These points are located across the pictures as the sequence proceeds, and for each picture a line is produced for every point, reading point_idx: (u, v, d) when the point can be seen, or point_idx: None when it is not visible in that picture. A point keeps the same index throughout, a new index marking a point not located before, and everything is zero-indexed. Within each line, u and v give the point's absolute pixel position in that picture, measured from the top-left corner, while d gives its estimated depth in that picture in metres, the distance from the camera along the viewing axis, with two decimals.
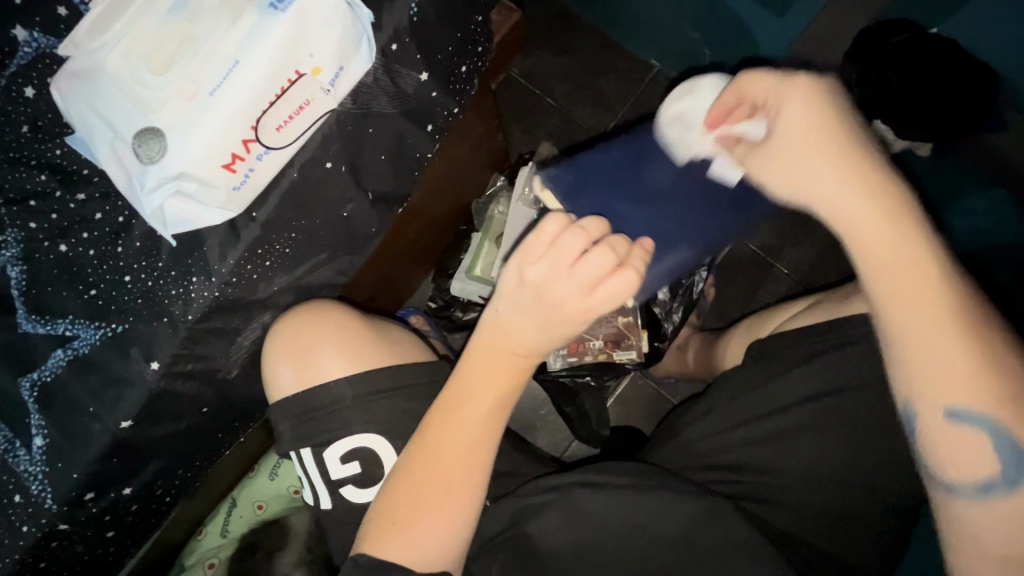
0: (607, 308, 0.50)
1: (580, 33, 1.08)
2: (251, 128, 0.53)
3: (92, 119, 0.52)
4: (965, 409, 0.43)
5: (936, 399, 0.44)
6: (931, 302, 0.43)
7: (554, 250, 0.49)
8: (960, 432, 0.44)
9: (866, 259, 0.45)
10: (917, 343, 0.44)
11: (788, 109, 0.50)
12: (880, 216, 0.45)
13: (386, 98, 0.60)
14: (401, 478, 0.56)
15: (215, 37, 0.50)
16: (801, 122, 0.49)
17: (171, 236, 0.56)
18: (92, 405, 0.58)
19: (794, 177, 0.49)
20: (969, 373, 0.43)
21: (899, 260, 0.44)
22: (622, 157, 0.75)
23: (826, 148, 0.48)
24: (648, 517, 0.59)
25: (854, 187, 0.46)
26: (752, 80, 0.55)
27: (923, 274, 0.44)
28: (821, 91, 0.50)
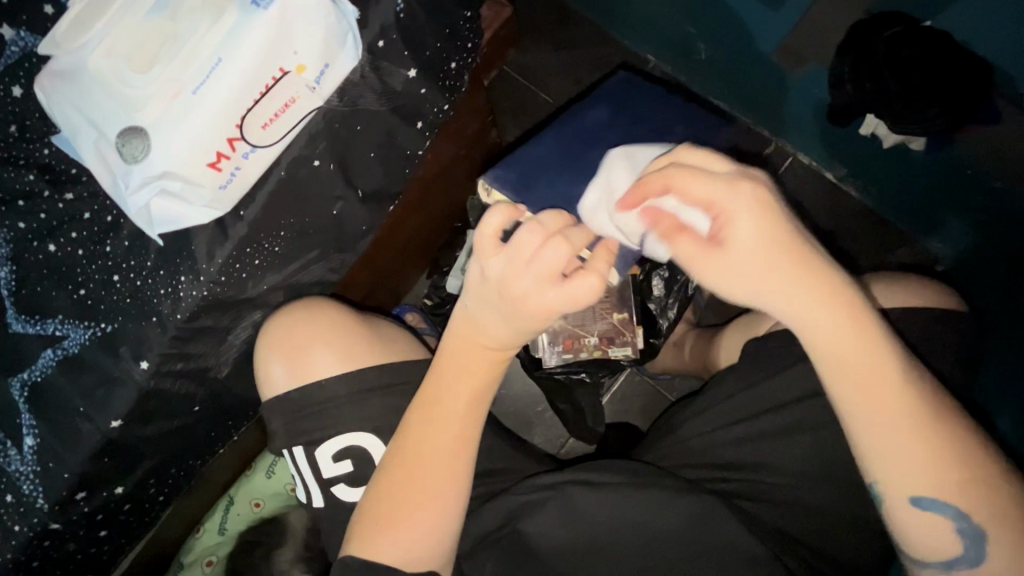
0: (571, 304, 0.48)
1: (576, 28, 1.08)
2: (235, 126, 0.52)
3: (77, 118, 0.52)
4: (932, 498, 0.46)
5: (906, 490, 0.46)
6: (888, 401, 0.45)
7: (512, 245, 0.49)
8: (926, 517, 0.46)
9: (831, 361, 0.46)
10: (880, 439, 0.46)
11: (744, 224, 0.45)
12: (853, 334, 0.46)
13: (374, 95, 0.60)
14: (385, 475, 0.57)
15: (197, 36, 0.50)
16: (759, 240, 0.44)
17: (158, 235, 0.56)
18: (82, 405, 0.58)
19: (759, 292, 0.45)
20: (922, 467, 0.45)
21: (863, 371, 0.46)
22: (563, 142, 0.75)
23: (794, 267, 0.45)
24: (644, 513, 0.59)
25: (814, 293, 0.45)
26: (686, 173, 0.48)
27: (876, 375, 0.45)
28: (771, 199, 0.46)
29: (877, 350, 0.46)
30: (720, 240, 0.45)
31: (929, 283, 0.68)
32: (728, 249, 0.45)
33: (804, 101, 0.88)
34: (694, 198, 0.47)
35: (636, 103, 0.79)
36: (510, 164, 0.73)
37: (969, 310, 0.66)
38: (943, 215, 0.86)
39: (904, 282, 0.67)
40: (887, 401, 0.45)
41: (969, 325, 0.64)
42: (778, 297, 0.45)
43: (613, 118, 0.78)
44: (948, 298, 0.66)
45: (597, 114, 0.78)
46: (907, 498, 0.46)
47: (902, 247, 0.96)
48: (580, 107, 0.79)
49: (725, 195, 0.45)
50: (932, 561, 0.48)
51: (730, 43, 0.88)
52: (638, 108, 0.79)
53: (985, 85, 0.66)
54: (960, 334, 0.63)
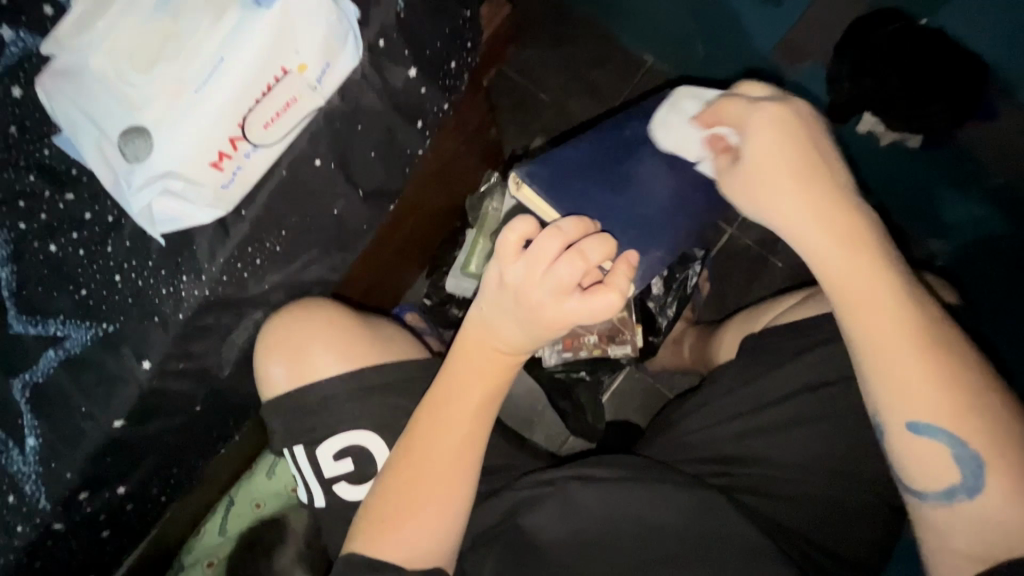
0: (586, 314, 0.49)
1: (574, 28, 1.08)
2: (237, 125, 0.52)
3: (79, 118, 0.52)
4: (925, 417, 0.47)
5: (902, 404, 0.47)
6: (892, 320, 0.47)
7: (532, 252, 0.50)
8: (922, 440, 0.47)
9: (834, 284, 0.49)
10: (877, 342, 0.47)
11: (760, 132, 0.53)
12: (844, 246, 0.49)
13: (374, 94, 0.60)
14: (389, 474, 0.57)
15: (200, 35, 0.50)
16: (771, 150, 0.53)
17: (160, 234, 0.56)
18: (85, 405, 0.58)
19: (771, 207, 0.52)
20: (922, 386, 0.46)
21: (860, 289, 0.48)
22: (601, 147, 0.74)
23: (798, 178, 0.52)
24: (644, 507, 0.60)
25: (814, 210, 0.50)
26: (732, 101, 0.58)
27: (881, 296, 0.48)
28: (796, 119, 0.53)
29: (870, 265, 0.48)
30: (740, 154, 0.56)
31: (925, 278, 0.68)
32: (748, 162, 0.54)
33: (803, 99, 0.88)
34: (734, 117, 0.57)
35: None
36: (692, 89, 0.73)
37: (967, 306, 0.66)
38: (949, 221, 0.85)
39: None
40: (881, 308, 0.47)
41: (968, 320, 0.64)
42: (776, 206, 0.52)
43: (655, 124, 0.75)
44: (946, 291, 0.67)
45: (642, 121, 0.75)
46: (903, 409, 0.47)
47: None
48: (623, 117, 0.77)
49: (750, 112, 0.55)
50: (932, 494, 0.48)
51: (727, 41, 0.88)
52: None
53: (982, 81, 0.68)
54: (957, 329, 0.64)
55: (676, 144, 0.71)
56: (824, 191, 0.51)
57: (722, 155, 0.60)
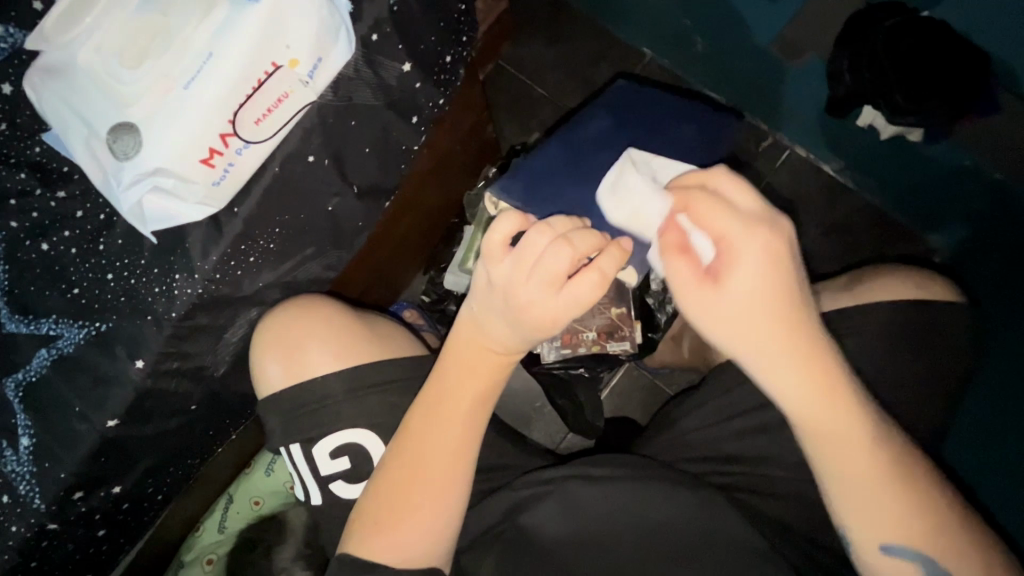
0: (575, 307, 0.49)
1: (571, 22, 1.07)
2: (228, 122, 0.52)
3: (66, 114, 0.51)
4: (897, 542, 0.47)
5: (871, 534, 0.47)
6: (855, 458, 0.46)
7: (518, 250, 0.49)
8: (894, 562, 0.47)
9: (803, 423, 0.47)
10: (847, 487, 0.47)
11: (746, 269, 0.44)
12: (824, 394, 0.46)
13: (368, 90, 0.59)
14: (384, 475, 0.57)
15: (188, 30, 0.49)
16: (759, 295, 0.44)
17: (152, 232, 0.56)
18: (78, 405, 0.58)
19: (744, 349, 0.46)
20: (891, 517, 0.47)
21: (840, 433, 0.46)
22: (567, 150, 0.75)
23: (783, 326, 0.45)
24: (642, 507, 0.59)
25: (796, 359, 0.45)
26: (713, 201, 0.47)
27: (851, 428, 0.46)
28: (786, 250, 0.45)
29: (845, 407, 0.46)
30: (719, 278, 0.46)
31: (924, 273, 0.68)
32: (727, 295, 0.45)
33: (803, 93, 0.88)
34: (713, 231, 0.46)
35: (639, 110, 0.79)
36: (639, 154, 0.68)
37: (968, 304, 0.66)
38: (951, 217, 0.86)
39: (901, 274, 0.67)
40: (854, 457, 0.46)
41: (967, 318, 0.64)
42: (763, 355, 0.45)
43: (615, 123, 0.77)
44: (946, 287, 0.66)
45: (601, 120, 0.77)
46: (873, 538, 0.47)
47: (902, 239, 0.96)
48: (582, 117, 0.78)
49: (742, 230, 0.45)
50: None
51: (726, 34, 0.87)
52: (643, 114, 0.79)
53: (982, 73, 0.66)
54: (959, 326, 0.63)
55: (631, 221, 0.62)
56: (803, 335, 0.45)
57: (687, 262, 0.47)
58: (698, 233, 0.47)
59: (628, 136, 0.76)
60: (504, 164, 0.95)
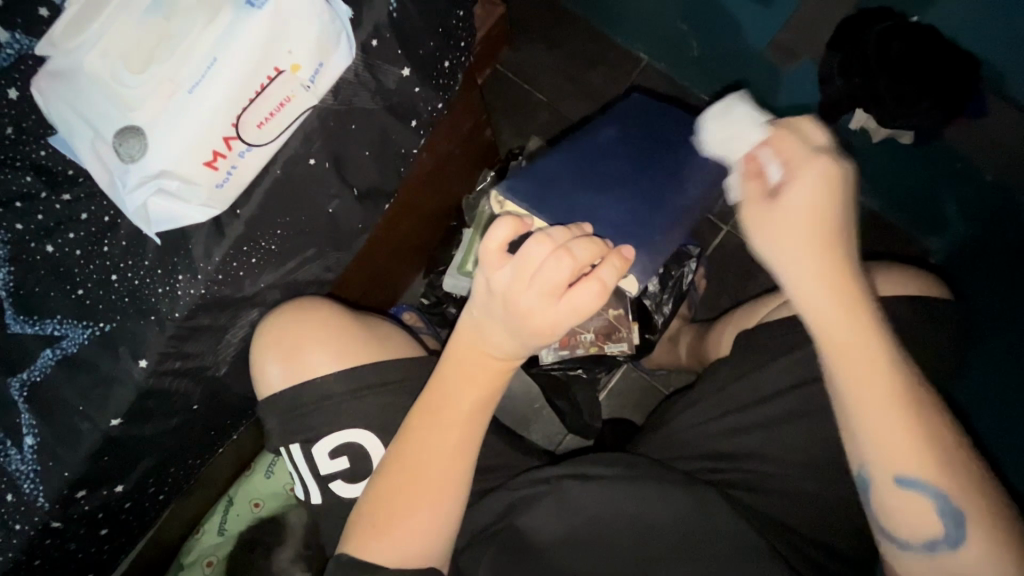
0: (573, 315, 0.50)
1: (568, 28, 1.08)
2: (231, 125, 0.53)
3: (72, 118, 0.52)
4: (912, 475, 0.47)
5: (887, 460, 0.47)
6: (878, 378, 0.46)
7: (518, 257, 0.50)
8: (906, 495, 0.47)
9: (827, 337, 0.48)
10: (867, 407, 0.46)
11: (805, 188, 0.48)
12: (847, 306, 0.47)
13: (368, 94, 0.60)
14: (383, 477, 0.57)
15: (192, 35, 0.51)
16: (810, 210, 0.48)
17: (155, 234, 0.57)
18: (82, 404, 0.58)
19: (783, 257, 0.48)
20: (907, 449, 0.46)
21: (860, 350, 0.47)
22: (574, 157, 0.76)
23: (822, 238, 0.47)
24: (638, 504, 0.60)
25: (827, 270, 0.47)
26: (786, 133, 0.51)
27: (872, 348, 0.47)
28: (844, 175, 0.48)
29: (869, 327, 0.47)
30: (778, 194, 0.49)
31: (917, 272, 0.69)
32: (780, 207, 0.49)
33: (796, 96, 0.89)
34: (782, 155, 0.50)
35: (646, 121, 0.81)
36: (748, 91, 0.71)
37: (958, 303, 0.67)
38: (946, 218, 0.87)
39: (892, 274, 0.68)
40: (876, 377, 0.46)
41: (957, 316, 0.65)
42: (798, 264, 0.48)
43: (623, 133, 0.79)
44: (937, 287, 0.67)
45: (608, 131, 0.79)
46: (890, 469, 0.47)
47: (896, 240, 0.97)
48: (590, 128, 0.81)
49: (807, 156, 0.49)
50: (913, 544, 0.49)
51: (720, 39, 0.89)
52: (652, 126, 0.80)
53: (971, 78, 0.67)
54: (949, 324, 0.64)
55: (720, 142, 0.69)
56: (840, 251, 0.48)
57: (757, 181, 0.51)
58: (766, 158, 0.51)
59: (634, 146, 0.77)
60: (503, 168, 0.96)
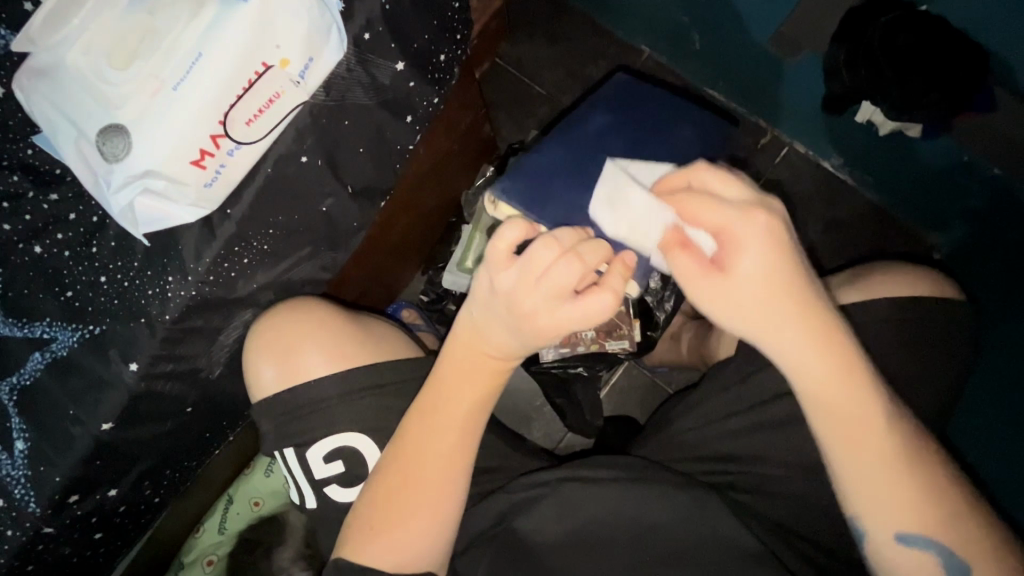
0: (578, 321, 0.49)
1: (569, 19, 1.06)
2: (218, 123, 0.51)
3: (55, 116, 0.51)
4: (910, 531, 0.48)
5: (885, 519, 0.49)
6: (873, 439, 0.48)
7: (526, 258, 0.49)
8: (907, 551, 0.49)
9: (814, 394, 0.49)
10: (860, 469, 0.49)
11: (750, 254, 0.48)
12: (835, 371, 0.48)
13: (361, 89, 0.59)
14: (380, 478, 0.56)
15: (177, 30, 0.49)
16: (769, 277, 0.48)
17: (143, 234, 0.55)
18: (72, 408, 0.57)
19: (749, 329, 0.49)
20: (898, 499, 0.48)
21: (852, 411, 0.49)
22: (567, 150, 0.73)
23: (794, 300, 0.48)
24: (639, 508, 0.59)
25: (807, 339, 0.48)
26: (706, 199, 0.51)
27: (861, 407, 0.49)
28: (782, 236, 0.48)
29: (858, 387, 0.49)
30: (724, 265, 0.49)
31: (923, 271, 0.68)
32: (736, 284, 0.49)
33: (802, 88, 0.87)
34: (710, 223, 0.50)
35: (638, 104, 0.77)
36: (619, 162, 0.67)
37: (967, 302, 0.65)
38: (954, 212, 0.85)
39: (901, 272, 0.66)
40: (867, 438, 0.48)
41: (968, 315, 0.63)
42: (779, 333, 0.48)
43: (615, 120, 0.75)
44: (947, 286, 0.65)
45: (599, 119, 0.75)
46: (886, 527, 0.49)
47: (902, 236, 0.95)
48: (579, 113, 0.76)
49: (739, 222, 0.48)
50: None
51: (724, 31, 0.87)
52: (640, 110, 0.77)
53: (979, 70, 0.64)
54: (957, 322, 0.63)
55: (629, 230, 0.61)
56: (818, 313, 0.49)
57: (687, 257, 0.51)
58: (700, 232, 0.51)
59: (629, 135, 0.73)
60: (503, 163, 0.95)
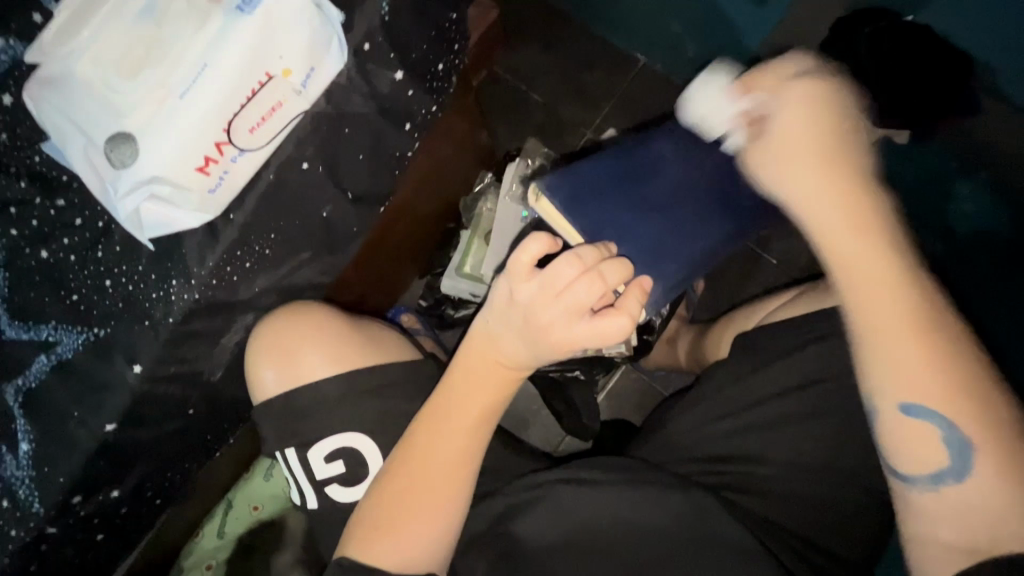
0: (592, 338, 0.50)
1: (565, 29, 1.08)
2: (222, 131, 0.53)
3: (64, 125, 0.52)
4: (918, 403, 0.44)
5: (891, 382, 0.44)
6: (890, 287, 0.45)
7: (547, 272, 0.50)
8: (912, 421, 0.44)
9: (827, 237, 0.48)
10: (872, 316, 0.45)
11: (789, 108, 0.51)
12: (851, 223, 0.47)
13: (361, 98, 0.61)
14: (385, 482, 0.57)
15: (184, 42, 0.51)
16: (804, 126, 0.51)
17: (148, 239, 0.56)
18: (77, 410, 0.58)
19: (773, 176, 0.51)
20: (917, 358, 0.43)
21: (868, 265, 0.46)
22: (622, 169, 0.72)
23: (813, 147, 0.49)
24: (633, 506, 0.60)
25: (827, 180, 0.48)
26: (757, 71, 0.55)
27: (878, 255, 0.46)
28: (811, 92, 0.51)
29: (883, 236, 0.46)
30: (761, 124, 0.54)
31: None
32: (771, 132, 0.52)
33: None
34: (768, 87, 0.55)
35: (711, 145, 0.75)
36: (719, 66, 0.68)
37: None
38: None
39: None
40: (886, 288, 0.45)
41: None
42: (800, 180, 0.49)
43: (683, 148, 0.73)
44: None
45: (671, 146, 0.73)
46: (894, 394, 0.44)
47: None
48: (650, 138, 0.75)
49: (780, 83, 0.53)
50: (919, 478, 0.46)
51: (716, 41, 0.89)
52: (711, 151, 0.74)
53: None
54: None
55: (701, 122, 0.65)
56: (841, 159, 0.49)
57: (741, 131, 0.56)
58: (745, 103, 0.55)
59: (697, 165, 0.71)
60: (501, 170, 0.96)
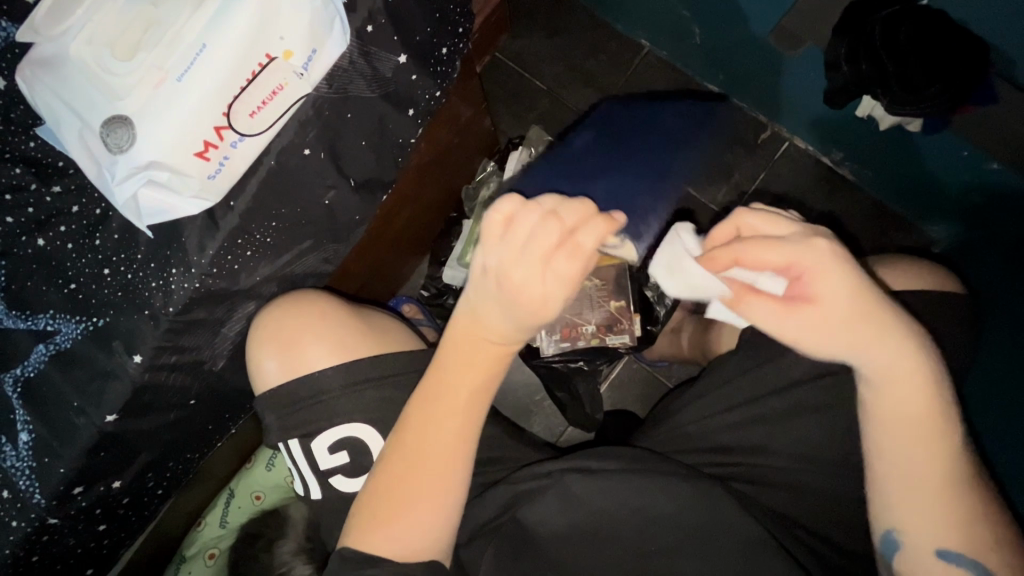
0: (561, 290, 0.47)
1: (569, 14, 1.06)
2: (222, 114, 0.51)
3: (60, 108, 0.51)
4: (949, 547, 0.50)
5: (930, 536, 0.50)
6: (932, 457, 0.50)
7: (509, 231, 0.47)
8: (948, 566, 0.50)
9: (887, 415, 0.50)
10: (913, 481, 0.50)
11: (832, 283, 0.48)
12: (913, 400, 0.50)
13: (363, 81, 0.59)
14: (383, 468, 0.57)
15: (180, 21, 0.49)
16: (846, 305, 0.48)
17: (147, 226, 0.55)
18: (76, 400, 0.58)
19: (829, 351, 0.50)
20: (948, 512, 0.50)
21: (916, 423, 0.50)
22: (555, 161, 0.86)
23: (867, 330, 0.49)
24: (645, 498, 0.59)
25: (889, 366, 0.49)
26: (766, 240, 0.50)
27: (930, 426, 0.50)
28: (847, 259, 0.49)
29: (932, 410, 0.50)
30: (805, 297, 0.49)
31: (920, 261, 0.68)
32: (819, 313, 0.49)
33: (801, 82, 0.87)
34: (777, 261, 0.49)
35: (615, 128, 0.91)
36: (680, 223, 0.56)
37: (969, 295, 0.65)
38: (950, 208, 0.87)
39: (907, 264, 0.67)
40: (931, 456, 0.50)
41: (967, 307, 0.63)
42: (863, 353, 0.49)
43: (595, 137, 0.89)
44: (948, 279, 0.66)
45: (579, 141, 0.89)
46: (930, 542, 0.50)
47: (899, 230, 0.96)
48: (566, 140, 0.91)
49: (809, 250, 0.49)
50: None
51: (724, 26, 0.87)
52: (618, 129, 0.91)
53: (982, 64, 0.63)
54: (959, 313, 0.63)
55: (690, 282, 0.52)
56: (893, 338, 0.49)
57: (764, 298, 0.50)
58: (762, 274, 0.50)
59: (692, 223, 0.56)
60: (503, 158, 0.95)
